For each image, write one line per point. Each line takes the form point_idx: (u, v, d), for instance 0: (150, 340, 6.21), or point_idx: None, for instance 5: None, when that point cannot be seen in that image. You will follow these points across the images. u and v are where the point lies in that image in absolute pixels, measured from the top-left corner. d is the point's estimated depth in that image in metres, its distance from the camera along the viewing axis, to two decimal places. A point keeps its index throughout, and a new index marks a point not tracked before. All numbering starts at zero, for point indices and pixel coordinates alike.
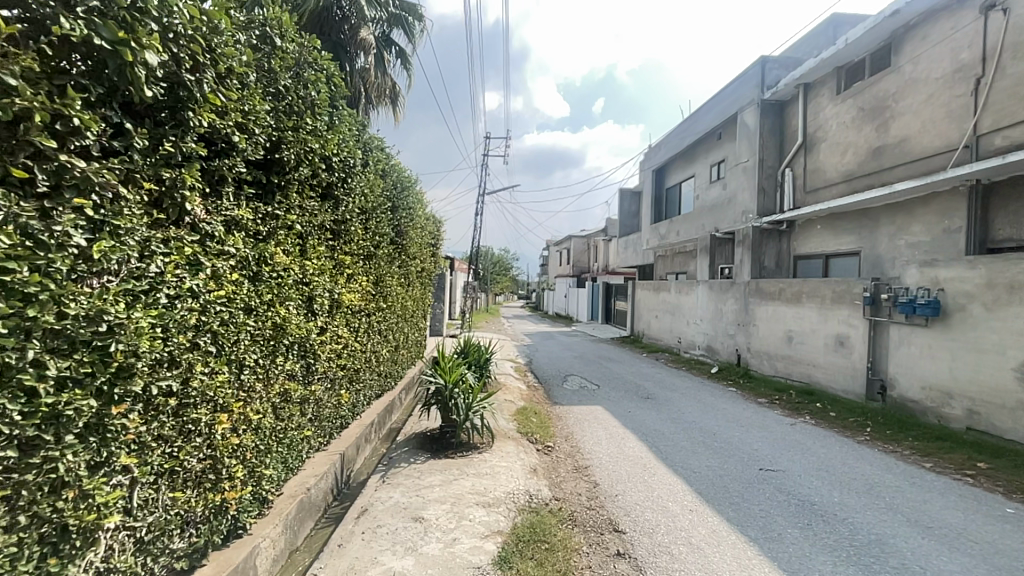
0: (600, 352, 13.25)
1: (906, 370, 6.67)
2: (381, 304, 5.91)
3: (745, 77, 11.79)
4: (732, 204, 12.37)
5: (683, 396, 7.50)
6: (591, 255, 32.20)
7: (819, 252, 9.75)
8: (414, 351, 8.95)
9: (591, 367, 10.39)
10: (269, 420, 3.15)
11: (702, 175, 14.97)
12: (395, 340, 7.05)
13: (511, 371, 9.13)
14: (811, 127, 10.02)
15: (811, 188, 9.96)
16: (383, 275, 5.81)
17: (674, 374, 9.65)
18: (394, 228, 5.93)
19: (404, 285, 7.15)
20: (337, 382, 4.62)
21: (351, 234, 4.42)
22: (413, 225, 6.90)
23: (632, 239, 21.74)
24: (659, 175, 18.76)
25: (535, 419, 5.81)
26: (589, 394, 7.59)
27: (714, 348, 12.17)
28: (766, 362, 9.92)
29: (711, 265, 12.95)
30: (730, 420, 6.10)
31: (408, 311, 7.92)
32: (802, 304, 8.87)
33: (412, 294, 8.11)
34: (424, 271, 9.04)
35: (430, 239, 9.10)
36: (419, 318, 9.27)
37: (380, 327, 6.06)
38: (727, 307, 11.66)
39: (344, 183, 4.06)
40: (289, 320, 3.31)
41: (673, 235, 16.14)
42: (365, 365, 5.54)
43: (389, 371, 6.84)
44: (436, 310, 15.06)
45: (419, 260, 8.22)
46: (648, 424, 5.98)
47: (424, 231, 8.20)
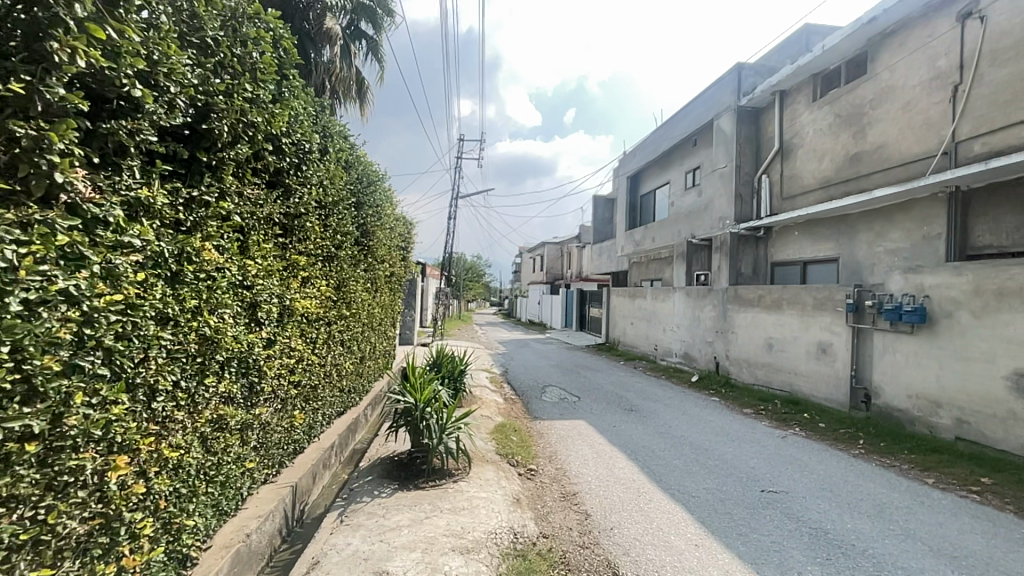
0: (577, 361, 12.87)
1: (891, 378, 6.54)
2: (344, 312, 5.29)
3: (722, 83, 11.78)
4: (708, 211, 12.29)
5: (668, 408, 7.16)
6: (565, 261, 32.05)
7: (797, 258, 9.69)
8: (382, 362, 8.29)
9: (569, 377, 9.96)
10: (194, 456, 2.54)
11: (677, 181, 14.93)
12: (360, 351, 6.42)
13: (486, 382, 8.59)
14: (787, 134, 10.01)
15: (788, 194, 9.93)
16: (345, 279, 5.20)
17: (655, 384, 9.34)
18: (359, 227, 5.35)
19: (370, 291, 6.53)
20: (288, 403, 3.99)
21: (305, 231, 3.83)
22: (381, 226, 6.31)
23: (606, 245, 21.61)
24: (634, 182, 18.70)
25: (515, 437, 5.30)
26: (570, 407, 7.14)
27: (692, 356, 11.98)
28: (745, 370, 9.75)
29: (688, 272, 12.82)
30: (721, 434, 5.76)
31: (375, 319, 7.28)
32: (782, 310, 8.74)
33: (380, 300, 7.48)
34: (393, 276, 8.42)
35: (400, 243, 8.50)
36: (387, 326, 8.62)
37: (343, 337, 5.43)
38: (705, 314, 11.50)
39: (297, 171, 3.48)
40: (223, 332, 2.71)
41: (648, 241, 16.02)
42: (324, 380, 4.90)
43: (353, 386, 6.20)
44: (406, 318, 14.37)
45: (387, 264, 7.61)
46: (635, 440, 5.58)
47: (394, 232, 7.60)
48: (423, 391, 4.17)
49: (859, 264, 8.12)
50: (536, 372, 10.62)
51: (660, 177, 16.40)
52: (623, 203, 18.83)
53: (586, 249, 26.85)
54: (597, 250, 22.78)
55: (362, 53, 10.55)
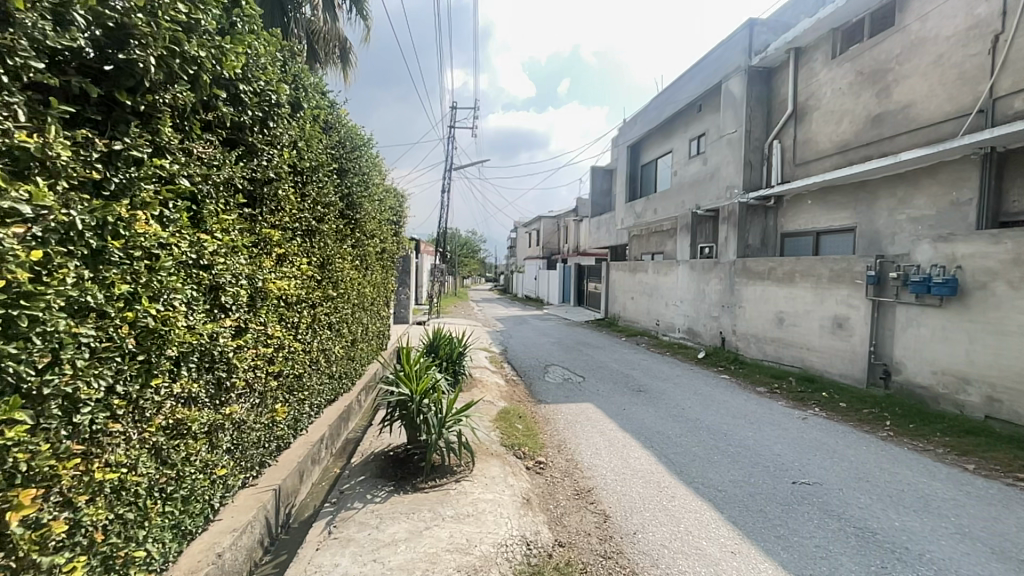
0: (578, 338, 12.51)
1: (914, 353, 6.20)
2: (329, 293, 4.80)
3: (731, 42, 11.03)
4: (715, 180, 11.72)
5: (677, 388, 6.81)
6: (561, 236, 31.45)
7: (809, 228, 9.23)
8: (375, 344, 7.85)
9: (571, 355, 9.60)
10: (142, 472, 2.10)
11: (681, 150, 14.28)
12: (351, 334, 5.96)
13: (486, 363, 8.19)
14: (802, 95, 9.39)
15: (802, 161, 9.38)
16: (330, 257, 4.68)
17: (661, 362, 8.99)
18: (343, 199, 4.80)
19: (360, 269, 6.02)
20: (267, 397, 3.54)
21: (277, 201, 3.30)
22: (369, 198, 5.75)
23: (605, 218, 21.01)
24: (634, 151, 17.98)
25: (520, 425, 4.92)
26: (575, 389, 6.77)
27: (696, 331, 11.65)
28: (753, 346, 9.42)
29: (693, 244, 12.35)
30: (738, 417, 5.41)
31: (366, 299, 6.78)
32: (795, 283, 8.33)
33: (371, 279, 6.96)
34: (385, 253, 7.89)
35: (391, 217, 7.93)
36: (380, 306, 8.13)
37: (330, 320, 4.96)
38: (710, 288, 11.09)
39: (264, 129, 2.93)
40: (175, 324, 2.23)
41: (650, 213, 15.47)
42: (309, 369, 4.45)
43: (344, 371, 5.77)
44: (401, 296, 13.90)
45: (378, 240, 7.08)
46: (648, 424, 5.22)
47: (384, 205, 7.02)
48: (419, 382, 3.73)
49: (878, 234, 7.68)
50: (537, 350, 10.25)
51: (663, 146, 15.71)
52: (624, 173, 18.15)
53: (584, 223, 26.25)
54: (596, 223, 22.20)
55: (346, 11, 9.72)
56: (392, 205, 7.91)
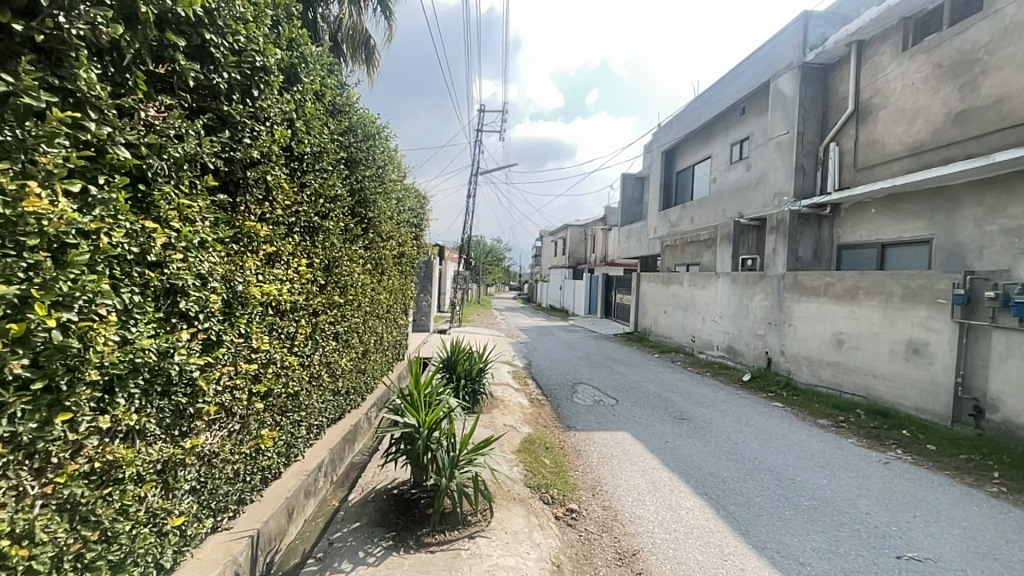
0: (607, 353, 11.72)
1: (1015, 389, 5.24)
2: (334, 299, 4.26)
3: (783, 36, 10.20)
4: (760, 187, 10.82)
5: (725, 417, 6.00)
6: (588, 245, 30.65)
7: (873, 240, 8.26)
8: (390, 354, 7.31)
9: (601, 372, 8.85)
10: (36, 542, 1.54)
11: (721, 155, 13.40)
12: (361, 344, 5.43)
13: (509, 378, 7.53)
14: (865, 93, 8.48)
15: (864, 164, 8.44)
16: (336, 258, 4.14)
17: (701, 384, 8.15)
18: (354, 195, 4.27)
19: (373, 274, 5.49)
20: (250, 421, 2.99)
21: (264, 189, 2.76)
22: (385, 196, 5.23)
23: (636, 227, 20.19)
24: (669, 157, 17.13)
25: (547, 458, 4.24)
26: (608, 413, 6.04)
27: (738, 350, 10.70)
28: (805, 369, 8.47)
29: (734, 256, 11.44)
30: (805, 458, 4.58)
31: (380, 305, 6.25)
32: (858, 301, 7.40)
33: (387, 284, 6.44)
34: (403, 258, 7.37)
35: (411, 219, 7.41)
36: (396, 313, 7.60)
37: (335, 330, 4.42)
38: (754, 304, 10.17)
39: (247, 99, 2.41)
40: (101, 338, 1.68)
41: (686, 222, 14.59)
42: (308, 386, 3.91)
43: (352, 386, 5.22)
44: (422, 303, 13.43)
45: (396, 243, 6.56)
46: (696, 462, 4.46)
47: (403, 206, 6.51)
48: (428, 411, 3.12)
49: (960, 247, 6.70)
50: (564, 365, 9.53)
51: (701, 152, 14.85)
52: (657, 180, 17.32)
53: (613, 232, 25.41)
54: (625, 232, 21.36)
55: (373, 8, 9.42)
56: (412, 206, 7.41)
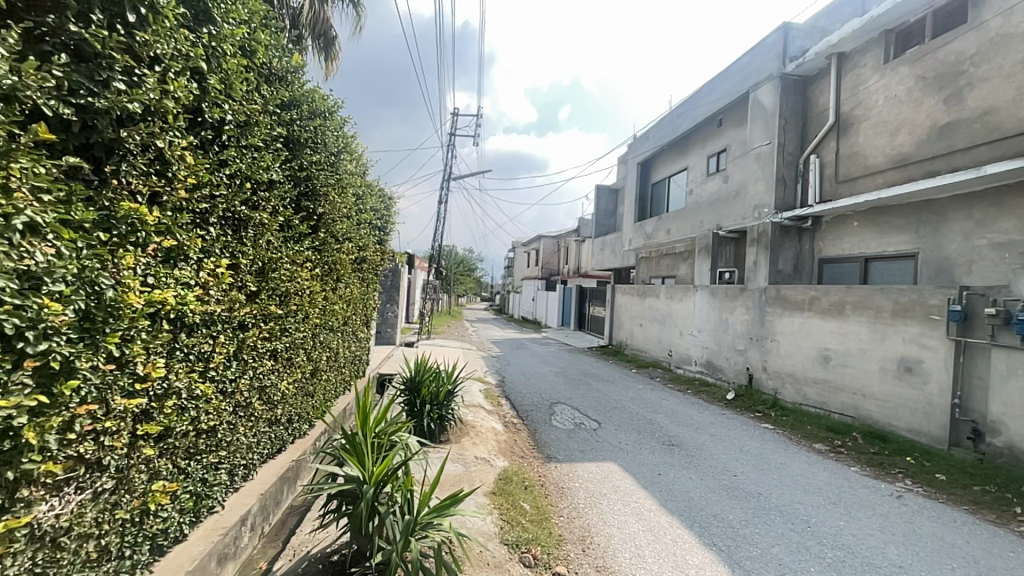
0: (583, 368, 11.16)
1: (1017, 412, 4.96)
2: (269, 310, 3.49)
3: (762, 47, 10.14)
4: (739, 199, 10.62)
5: (717, 442, 5.48)
6: (562, 257, 30.37)
7: (856, 254, 8.07)
8: (345, 373, 6.46)
9: (579, 390, 8.26)
10: None
11: (698, 166, 13.27)
12: (308, 362, 4.64)
13: (480, 399, 6.82)
14: (846, 105, 8.36)
15: (846, 177, 8.30)
16: (271, 260, 3.39)
17: (685, 403, 7.67)
18: (297, 183, 3.54)
19: (323, 281, 4.72)
20: (130, 475, 2.21)
21: (152, 159, 2.04)
22: (340, 191, 4.51)
23: (610, 239, 19.94)
24: (644, 169, 16.97)
25: (527, 502, 3.57)
26: (591, 440, 5.41)
27: (717, 366, 10.35)
28: (789, 387, 8.14)
29: (713, 268, 11.16)
30: (814, 494, 4.08)
31: (334, 317, 5.46)
32: (845, 316, 7.12)
33: (342, 293, 5.66)
34: (363, 265, 6.59)
35: (373, 221, 6.68)
36: (355, 327, 6.80)
37: (271, 347, 3.63)
38: (735, 318, 9.87)
39: (117, 27, 1.76)
40: None
41: (662, 234, 14.33)
42: (230, 418, 3.11)
43: (296, 412, 4.42)
44: (388, 314, 12.55)
45: (354, 246, 5.80)
46: (696, 499, 3.90)
47: (363, 205, 5.78)
48: (378, 459, 2.42)
49: (948, 262, 6.52)
50: (539, 382, 8.90)
51: (677, 163, 14.70)
52: (632, 192, 17.11)
53: (586, 244, 25.18)
54: (599, 244, 21.09)
55: None
56: (375, 207, 6.68)
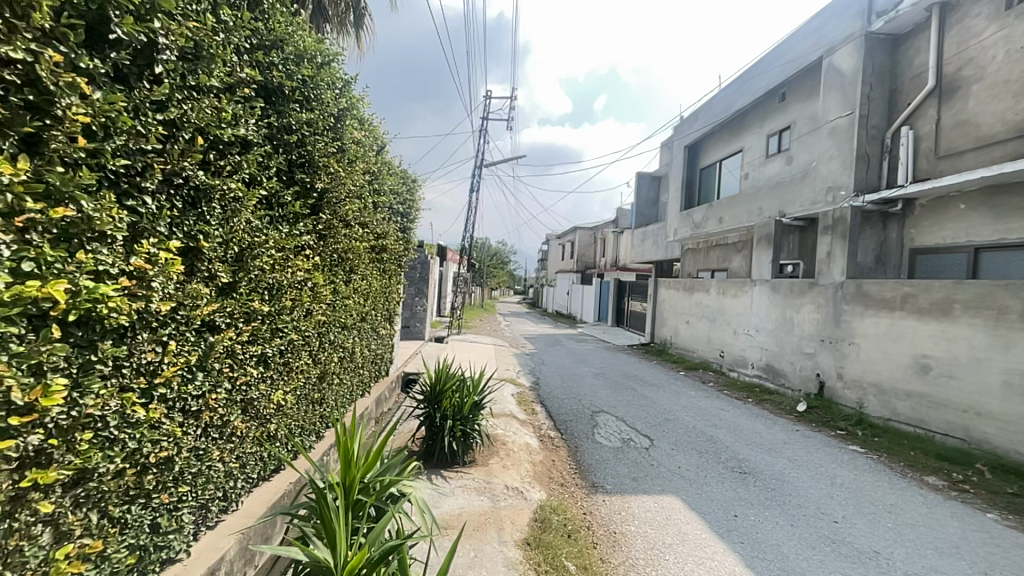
0: (625, 369, 10.22)
1: None
2: (250, 307, 2.83)
3: (843, 5, 8.77)
4: (808, 181, 9.32)
5: (800, 471, 4.50)
6: (598, 249, 29.15)
7: (961, 243, 6.75)
8: (363, 374, 5.83)
9: (623, 397, 7.36)
10: None
11: (756, 147, 11.93)
12: (312, 367, 4.00)
13: (512, 406, 6.04)
14: (951, 64, 6.99)
15: (948, 151, 6.95)
16: (251, 244, 2.71)
17: (748, 415, 6.65)
18: (281, 148, 2.84)
19: (329, 272, 4.05)
20: (12, 544, 1.55)
21: (11, 79, 1.36)
22: (346, 166, 3.81)
23: (652, 229, 18.71)
24: (691, 153, 15.64)
25: (571, 559, 2.77)
26: (643, 463, 4.54)
27: (780, 371, 9.18)
28: (873, 399, 6.96)
29: (775, 261, 9.92)
30: (949, 556, 3.09)
31: (347, 314, 4.81)
32: (952, 317, 5.90)
33: (356, 286, 5.00)
34: (383, 255, 5.92)
35: (394, 206, 5.99)
36: (375, 323, 6.14)
37: (258, 352, 2.98)
38: (802, 317, 8.67)
39: None
40: None
41: (712, 223, 13.07)
42: (196, 444, 2.46)
43: (297, 424, 3.78)
44: (417, 308, 11.98)
45: (371, 234, 5.12)
46: (792, 557, 2.99)
47: (380, 186, 5.08)
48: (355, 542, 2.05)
49: None
50: (578, 386, 8.03)
51: (730, 145, 13.37)
52: (678, 178, 15.84)
53: (625, 235, 23.93)
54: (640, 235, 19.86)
55: None
56: (396, 190, 5.98)
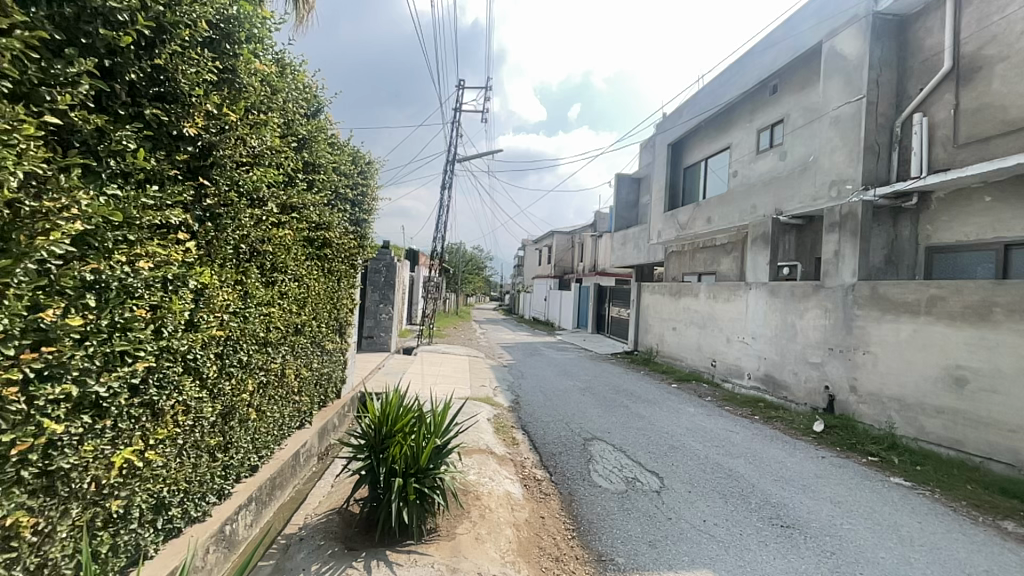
0: (613, 382, 9.23)
1: None
2: (40, 321, 1.66)
3: None
4: (807, 176, 8.61)
5: (854, 521, 3.56)
6: (576, 253, 28.41)
7: (988, 240, 6.08)
8: (299, 401, 4.61)
9: (616, 418, 6.35)
10: None
11: (746, 143, 11.26)
12: (202, 402, 2.82)
13: (488, 437, 4.93)
14: (969, 44, 6.34)
15: (970, 138, 6.29)
16: (28, 210, 1.56)
17: (762, 438, 5.72)
18: (85, 49, 1.70)
19: (228, 267, 2.89)
20: None
21: None
22: (250, 116, 2.67)
23: (633, 232, 17.97)
24: (675, 151, 14.93)
25: None
26: (656, 515, 3.52)
27: (781, 383, 8.38)
28: (896, 417, 6.17)
29: (772, 262, 9.19)
30: None
31: (267, 325, 3.63)
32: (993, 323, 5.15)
33: (282, 289, 3.82)
34: (326, 252, 4.73)
35: (341, 190, 4.81)
36: (316, 335, 4.94)
37: (67, 394, 1.81)
38: (805, 323, 7.90)
39: None
40: None
41: (699, 224, 12.33)
42: None
43: (174, 490, 2.59)
44: (381, 316, 10.68)
45: (303, 222, 3.95)
46: None
47: (315, 161, 3.92)
48: None
49: None
50: (564, 405, 6.96)
51: (716, 142, 12.70)
52: (661, 179, 15.11)
53: (604, 239, 23.16)
54: (621, 238, 19.09)
55: None
56: (343, 172, 4.81)
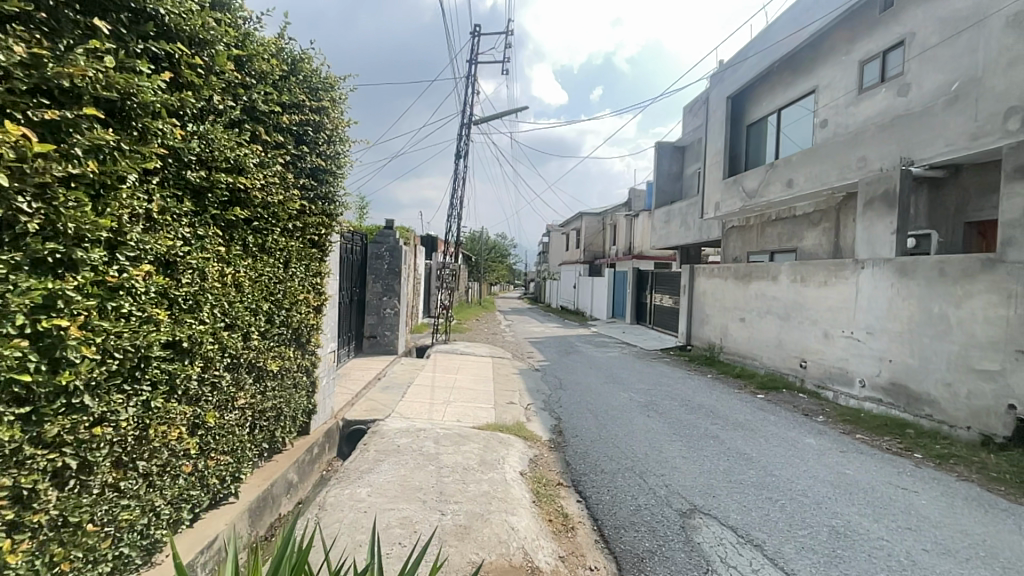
0: (681, 394, 7.08)
1: None
2: None
3: None
4: (956, 109, 6.18)
5: None
6: (608, 237, 25.94)
7: None
8: (198, 472, 2.72)
9: (713, 464, 4.24)
10: None
11: (842, 80, 8.73)
12: None
13: (524, 523, 2.95)
14: None
15: None
16: None
17: (966, 506, 3.55)
18: None
19: None
20: None
21: None
22: None
23: (679, 208, 15.54)
24: (734, 106, 12.40)
25: None
26: None
27: (922, 397, 6.09)
28: None
29: (899, 231, 6.74)
30: None
31: (47, 355, 1.70)
32: None
33: (100, 277, 1.87)
34: (238, 216, 2.76)
35: (265, 110, 2.82)
36: (236, 355, 3.01)
37: None
38: (966, 314, 5.56)
39: None
40: None
41: (775, 190, 9.90)
42: None
43: None
44: (385, 312, 8.74)
45: (144, 141, 1.97)
46: None
47: (155, 10, 1.92)
48: None
49: None
50: (629, 439, 4.90)
51: (795, 87, 10.18)
52: (717, 141, 12.63)
53: (641, 217, 20.69)
54: (665, 216, 16.67)
55: None
56: (262, 76, 2.80)
